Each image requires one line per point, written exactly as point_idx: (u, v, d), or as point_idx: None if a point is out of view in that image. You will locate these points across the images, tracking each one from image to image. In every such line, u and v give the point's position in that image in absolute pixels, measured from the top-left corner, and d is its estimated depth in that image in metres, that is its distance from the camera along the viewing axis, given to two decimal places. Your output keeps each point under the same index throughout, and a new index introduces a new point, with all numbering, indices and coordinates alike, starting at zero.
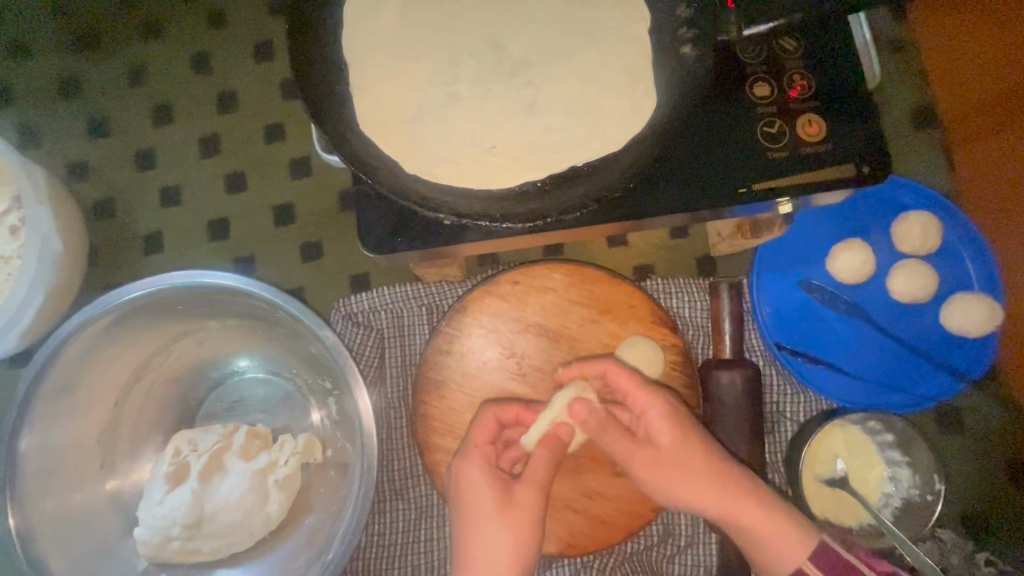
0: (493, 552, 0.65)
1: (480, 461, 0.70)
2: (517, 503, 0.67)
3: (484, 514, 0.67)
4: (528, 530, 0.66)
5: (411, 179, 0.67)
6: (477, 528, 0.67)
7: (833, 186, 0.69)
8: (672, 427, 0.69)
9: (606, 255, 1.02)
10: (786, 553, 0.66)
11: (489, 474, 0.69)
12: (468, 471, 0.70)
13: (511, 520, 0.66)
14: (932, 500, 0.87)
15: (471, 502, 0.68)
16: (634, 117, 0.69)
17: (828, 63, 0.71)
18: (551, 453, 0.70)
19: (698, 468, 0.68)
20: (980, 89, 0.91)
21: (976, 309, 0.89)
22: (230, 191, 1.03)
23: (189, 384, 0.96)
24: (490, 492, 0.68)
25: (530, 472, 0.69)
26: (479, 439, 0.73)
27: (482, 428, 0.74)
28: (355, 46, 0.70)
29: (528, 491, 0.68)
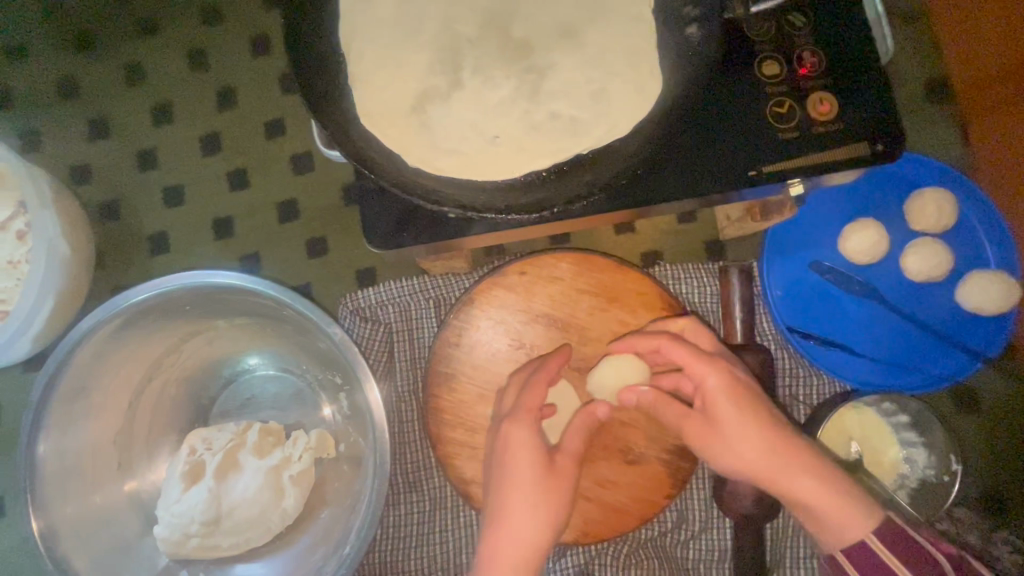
0: (534, 516, 0.66)
1: (531, 423, 0.70)
2: (557, 472, 0.69)
3: (530, 475, 0.68)
4: (563, 499, 0.68)
5: (414, 172, 0.66)
6: (519, 492, 0.67)
7: (845, 165, 0.67)
8: (731, 401, 0.67)
9: (613, 242, 1.01)
10: (850, 526, 0.63)
11: (536, 438, 0.69)
12: (518, 431, 0.70)
13: (552, 486, 0.68)
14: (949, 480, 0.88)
15: (519, 464, 0.68)
16: (641, 102, 0.66)
17: (838, 38, 0.69)
18: (586, 427, 0.72)
19: (763, 440, 0.65)
20: (994, 60, 0.89)
21: (993, 285, 0.87)
22: (233, 189, 1.02)
23: (200, 383, 0.96)
24: (536, 456, 0.68)
25: (569, 445, 0.72)
26: (531, 401, 0.72)
27: (534, 391, 0.72)
28: (352, 38, 0.68)
29: (565, 460, 0.71)
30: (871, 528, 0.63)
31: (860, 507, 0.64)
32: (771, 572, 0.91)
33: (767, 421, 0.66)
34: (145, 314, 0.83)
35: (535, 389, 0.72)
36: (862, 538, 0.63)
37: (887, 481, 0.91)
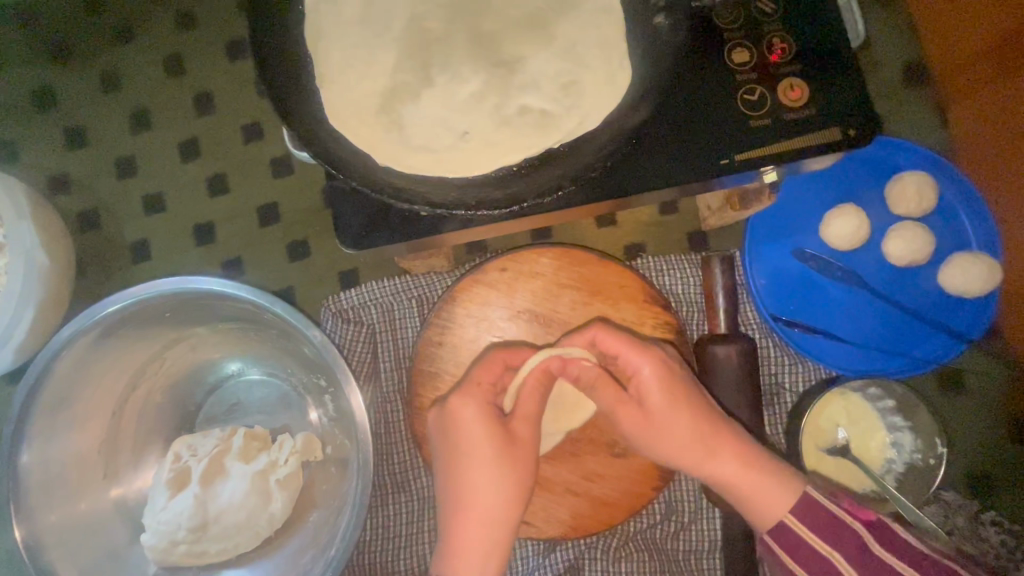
0: (495, 487, 0.68)
1: (480, 398, 0.70)
2: (514, 440, 0.70)
3: (483, 449, 0.68)
4: (525, 464, 0.70)
5: (384, 170, 0.65)
6: (475, 467, 0.68)
7: (818, 152, 0.66)
8: (665, 391, 0.70)
9: (596, 236, 1.01)
10: (770, 506, 0.66)
11: (488, 412, 0.70)
12: (467, 409, 0.70)
13: (510, 457, 0.69)
14: (934, 462, 0.87)
15: (469, 441, 0.69)
16: (611, 94, 0.66)
17: (806, 25, 0.69)
18: (541, 386, 0.72)
19: (675, 418, 0.69)
20: (970, 42, 0.88)
21: (976, 267, 0.87)
22: (212, 194, 1.02)
23: (186, 390, 0.96)
24: (489, 430, 0.69)
25: (523, 409, 0.71)
26: (481, 376, 0.72)
27: (485, 367, 0.73)
28: (319, 38, 0.67)
29: (522, 425, 0.71)
30: (789, 506, 0.66)
31: (777, 483, 0.67)
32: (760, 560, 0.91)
33: (681, 398, 0.70)
34: (125, 322, 0.82)
35: (486, 362, 0.74)
36: (782, 517, 0.66)
37: (875, 466, 0.91)
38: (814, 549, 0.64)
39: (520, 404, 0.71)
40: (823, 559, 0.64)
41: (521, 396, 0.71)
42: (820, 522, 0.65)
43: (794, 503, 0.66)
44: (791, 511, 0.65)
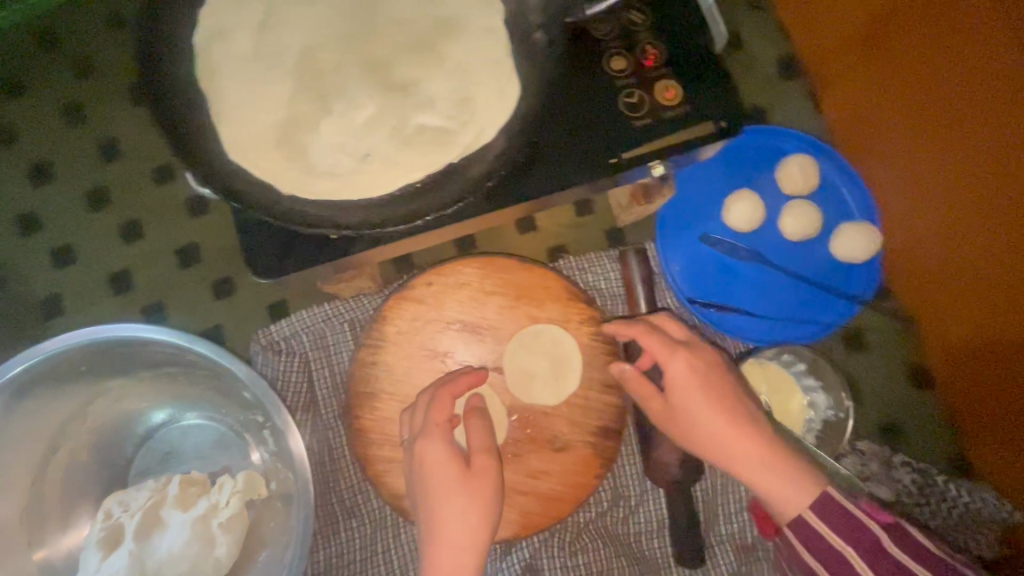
0: (463, 521, 0.68)
1: (438, 436, 0.72)
2: (475, 473, 0.70)
3: (447, 484, 0.69)
4: (491, 495, 0.70)
5: (290, 199, 0.67)
6: (444, 502, 0.69)
7: (696, 145, 0.73)
8: (698, 388, 0.74)
9: (519, 242, 1.05)
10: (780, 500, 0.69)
11: (451, 450, 0.71)
12: (430, 450, 0.71)
13: (473, 489, 0.69)
14: (844, 415, 0.96)
15: (435, 479, 0.70)
16: (502, 108, 0.70)
17: (674, 32, 0.76)
18: (483, 419, 0.75)
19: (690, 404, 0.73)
20: (832, 34, 0.99)
21: (858, 235, 0.96)
22: (127, 240, 1.00)
23: (113, 446, 0.91)
24: (451, 465, 0.70)
25: (476, 443, 0.73)
26: (438, 417, 0.74)
27: (439, 403, 0.75)
28: (212, 77, 0.69)
29: (481, 458, 0.71)
30: (808, 502, 0.68)
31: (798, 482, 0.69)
32: (706, 531, 0.96)
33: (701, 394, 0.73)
34: (41, 379, 0.82)
35: (439, 397, 0.75)
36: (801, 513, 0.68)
37: (798, 428, 0.98)
38: (830, 546, 0.66)
39: (472, 439, 0.73)
40: (842, 557, 0.66)
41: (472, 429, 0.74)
42: (838, 522, 0.66)
43: (812, 503, 0.68)
44: (809, 507, 0.68)
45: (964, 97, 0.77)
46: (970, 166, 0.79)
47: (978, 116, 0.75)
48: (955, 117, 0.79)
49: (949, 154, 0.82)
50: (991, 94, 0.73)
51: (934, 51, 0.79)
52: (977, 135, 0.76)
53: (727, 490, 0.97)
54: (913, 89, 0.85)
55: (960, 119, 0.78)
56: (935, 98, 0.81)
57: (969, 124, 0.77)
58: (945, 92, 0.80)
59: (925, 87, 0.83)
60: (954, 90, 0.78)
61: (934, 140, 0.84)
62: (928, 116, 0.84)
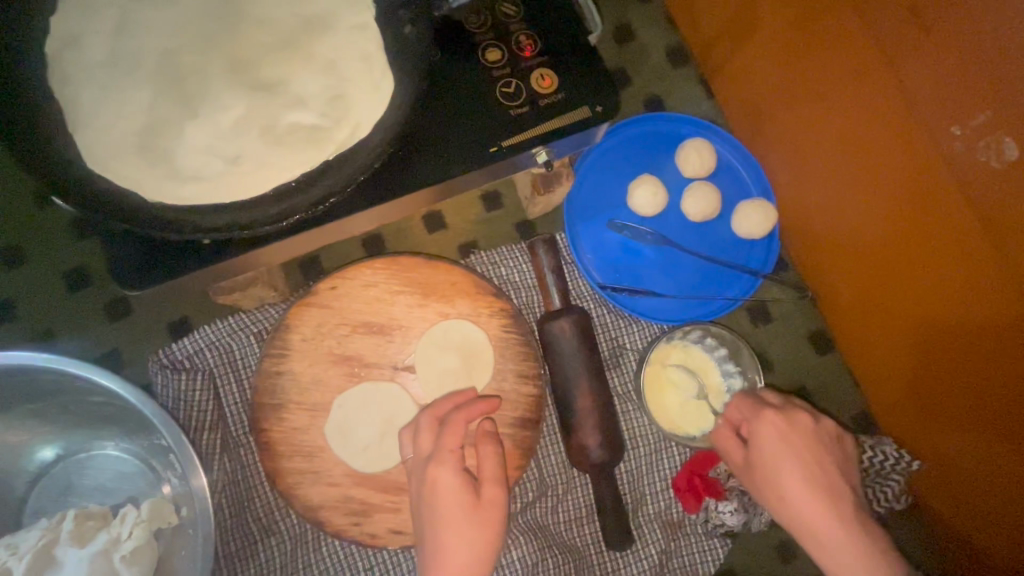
0: (467, 551, 0.69)
1: (453, 465, 0.71)
2: (483, 502, 0.71)
3: (457, 513, 0.70)
4: (496, 524, 0.71)
5: (157, 206, 0.64)
6: (451, 530, 0.69)
7: (576, 130, 0.74)
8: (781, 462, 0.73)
9: (430, 241, 1.04)
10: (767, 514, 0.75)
11: (463, 478, 0.71)
12: (443, 476, 0.71)
13: (480, 519, 0.70)
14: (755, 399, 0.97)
15: (445, 507, 0.70)
16: (377, 102, 0.70)
17: (548, 22, 0.78)
18: (494, 448, 0.74)
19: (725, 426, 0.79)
20: (715, 21, 1.03)
21: (754, 212, 1.00)
22: (9, 267, 0.94)
23: (0, 487, 0.85)
24: (462, 493, 0.70)
25: (486, 470, 0.73)
26: (451, 443, 0.73)
27: (452, 430, 0.73)
28: (64, 85, 0.66)
29: (489, 487, 0.72)
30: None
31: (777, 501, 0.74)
32: (632, 512, 0.97)
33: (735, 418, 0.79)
34: None
35: (451, 425, 0.74)
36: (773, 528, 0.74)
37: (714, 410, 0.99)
38: None
39: (482, 465, 0.73)
40: None
41: (481, 457, 0.73)
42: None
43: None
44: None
45: (825, 77, 0.83)
46: (838, 139, 0.86)
47: (838, 92, 0.82)
48: (822, 96, 0.86)
49: (820, 130, 0.89)
50: (845, 72, 0.80)
51: (795, 38, 0.86)
52: (839, 110, 0.83)
53: (651, 469, 0.99)
54: (784, 76, 0.92)
55: (826, 98, 0.85)
56: (803, 80, 0.88)
57: (833, 102, 0.84)
58: (809, 74, 0.86)
59: (793, 72, 0.90)
60: (816, 72, 0.85)
61: (807, 120, 0.91)
62: (801, 98, 0.90)
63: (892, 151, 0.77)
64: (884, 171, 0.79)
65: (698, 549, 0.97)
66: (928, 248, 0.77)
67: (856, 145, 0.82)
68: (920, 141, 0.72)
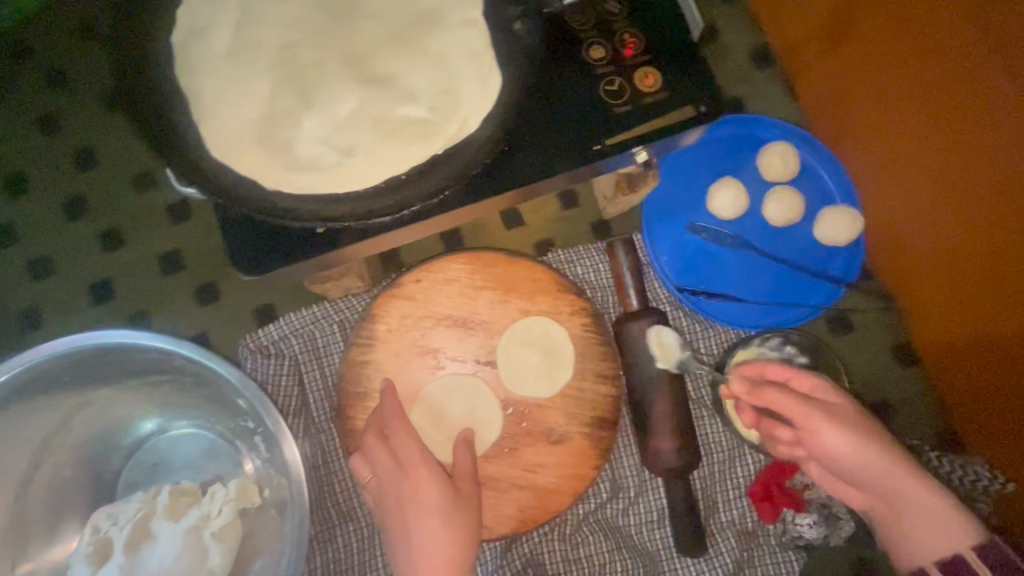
0: (451, 543, 0.74)
1: (427, 464, 0.78)
2: (461, 495, 0.78)
3: (438, 508, 0.75)
4: (473, 514, 0.77)
5: (274, 195, 0.66)
6: (432, 528, 0.74)
7: (679, 129, 0.73)
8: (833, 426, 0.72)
9: (507, 237, 1.05)
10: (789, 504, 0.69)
11: (440, 475, 0.78)
12: (425, 479, 0.77)
13: (461, 509, 0.77)
14: None
15: (426, 505, 0.76)
16: (485, 98, 0.71)
17: (651, 20, 0.77)
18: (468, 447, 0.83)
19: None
20: (800, 23, 1.01)
21: (840, 218, 0.98)
22: (108, 249, 0.98)
23: (100, 458, 0.89)
24: (440, 491, 0.76)
25: (461, 468, 0.80)
26: (413, 449, 0.79)
27: (411, 438, 0.80)
28: (188, 76, 0.68)
29: (465, 481, 0.79)
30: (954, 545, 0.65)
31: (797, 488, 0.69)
32: (705, 518, 0.96)
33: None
34: (19, 393, 0.78)
35: (405, 433, 0.80)
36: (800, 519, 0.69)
37: None
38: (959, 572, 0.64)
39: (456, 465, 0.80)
40: None
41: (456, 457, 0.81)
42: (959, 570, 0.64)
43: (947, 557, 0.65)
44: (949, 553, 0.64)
45: (922, 81, 0.81)
46: (932, 145, 0.83)
47: (937, 98, 0.79)
48: (916, 100, 0.83)
49: (912, 134, 0.86)
50: (945, 76, 0.77)
51: (890, 38, 0.83)
52: (936, 116, 0.80)
53: (724, 476, 0.98)
54: (874, 77, 0.89)
55: (921, 101, 0.82)
56: (897, 83, 0.85)
57: (929, 106, 0.81)
58: (903, 77, 0.84)
59: (885, 74, 0.87)
60: (912, 75, 0.82)
61: (897, 123, 0.88)
62: (892, 101, 0.88)
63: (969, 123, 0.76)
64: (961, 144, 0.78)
65: (772, 561, 0.95)
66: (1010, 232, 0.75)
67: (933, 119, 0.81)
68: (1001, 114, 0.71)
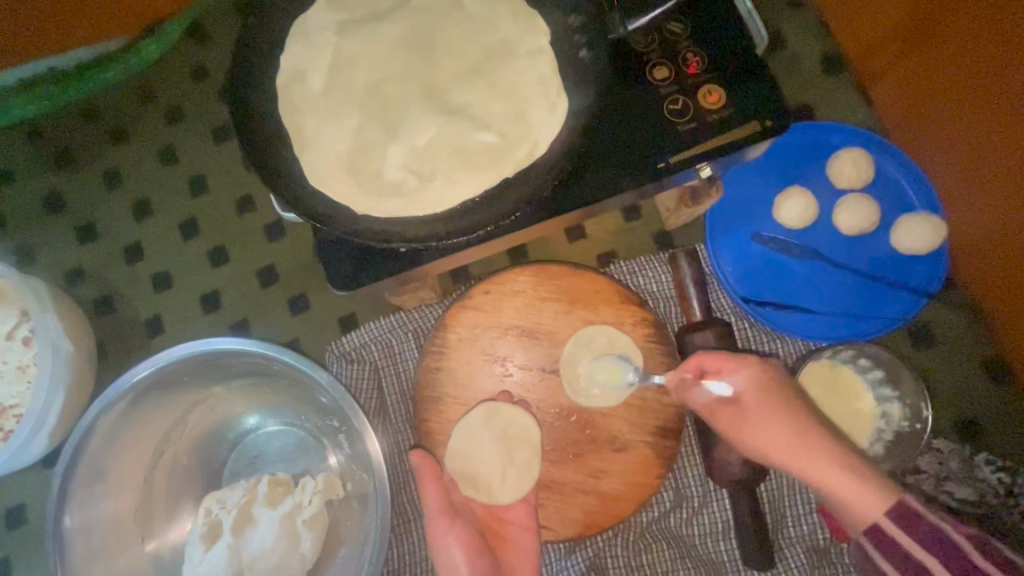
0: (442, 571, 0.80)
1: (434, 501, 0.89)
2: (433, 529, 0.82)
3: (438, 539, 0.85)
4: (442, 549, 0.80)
5: (364, 217, 0.74)
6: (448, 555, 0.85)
7: (743, 144, 0.74)
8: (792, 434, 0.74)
9: (569, 250, 1.09)
10: (857, 501, 0.67)
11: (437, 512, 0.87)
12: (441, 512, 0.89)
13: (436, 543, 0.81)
14: (920, 428, 0.92)
15: None
16: (554, 122, 0.76)
17: (714, 38, 0.78)
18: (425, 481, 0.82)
19: (764, 416, 0.76)
20: (874, 26, 0.98)
21: (920, 226, 0.94)
22: (215, 265, 1.11)
23: (209, 449, 1.01)
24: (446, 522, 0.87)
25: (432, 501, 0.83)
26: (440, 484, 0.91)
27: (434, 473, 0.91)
28: (291, 113, 0.77)
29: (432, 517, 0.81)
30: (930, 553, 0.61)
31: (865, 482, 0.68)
32: (773, 532, 0.95)
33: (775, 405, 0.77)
34: (150, 390, 0.89)
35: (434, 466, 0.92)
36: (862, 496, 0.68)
37: (865, 433, 0.95)
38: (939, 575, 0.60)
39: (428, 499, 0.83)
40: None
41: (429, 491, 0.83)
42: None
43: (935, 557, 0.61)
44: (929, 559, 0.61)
45: (929, 28, 0.85)
46: (1008, 145, 0.80)
47: (1016, 100, 0.76)
48: (921, 46, 0.89)
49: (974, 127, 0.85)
50: (997, 69, 0.77)
51: (977, 35, 0.78)
52: (960, 65, 0.83)
53: (795, 491, 0.96)
54: (900, 40, 0.93)
55: (935, 45, 0.86)
56: (985, 84, 0.80)
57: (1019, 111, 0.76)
58: (929, 39, 0.87)
59: (969, 75, 0.82)
60: (949, 51, 0.84)
61: (924, 75, 0.91)
62: (937, 83, 0.89)
63: (938, 47, 0.85)
64: (942, 69, 0.87)
65: None
66: (999, 115, 0.79)
67: (918, 63, 0.91)
68: (949, 25, 0.81)
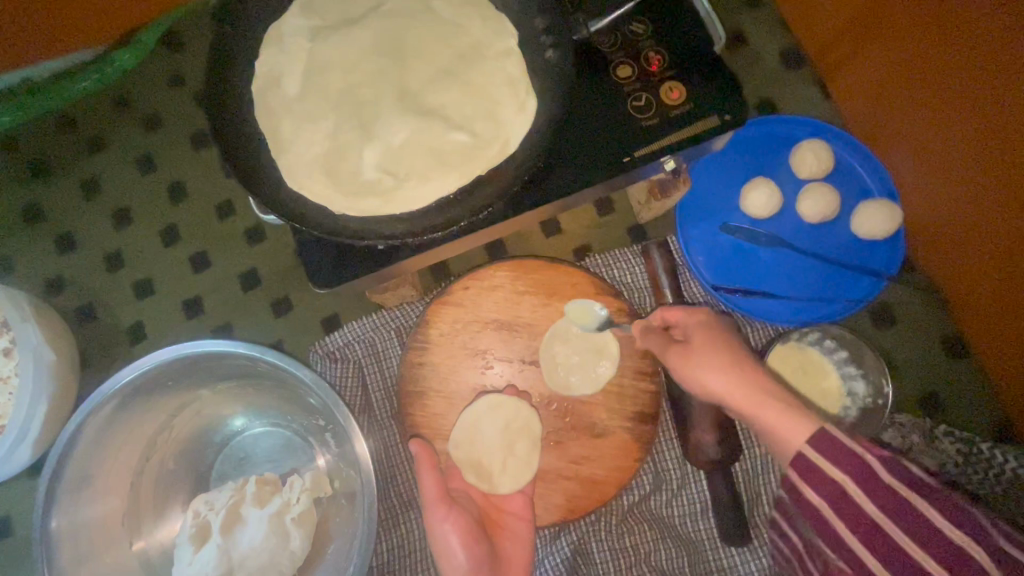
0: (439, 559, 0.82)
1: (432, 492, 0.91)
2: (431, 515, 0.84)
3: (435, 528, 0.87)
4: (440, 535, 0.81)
5: (342, 217, 0.76)
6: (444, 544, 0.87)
7: (703, 138, 0.78)
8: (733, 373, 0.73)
9: (546, 245, 1.12)
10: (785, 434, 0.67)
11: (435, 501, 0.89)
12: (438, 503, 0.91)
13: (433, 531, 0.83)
14: (883, 404, 0.97)
15: None
16: (524, 121, 0.79)
17: (674, 36, 0.82)
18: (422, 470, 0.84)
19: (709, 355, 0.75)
20: (828, 23, 1.03)
21: (878, 212, 0.98)
22: (196, 269, 1.12)
23: (195, 453, 1.02)
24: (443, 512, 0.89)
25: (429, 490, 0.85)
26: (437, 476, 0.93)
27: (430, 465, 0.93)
28: (268, 118, 0.79)
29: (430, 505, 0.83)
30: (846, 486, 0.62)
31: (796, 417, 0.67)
32: (749, 509, 0.99)
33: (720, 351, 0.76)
34: (135, 394, 0.90)
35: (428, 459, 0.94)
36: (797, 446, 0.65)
37: (834, 411, 0.99)
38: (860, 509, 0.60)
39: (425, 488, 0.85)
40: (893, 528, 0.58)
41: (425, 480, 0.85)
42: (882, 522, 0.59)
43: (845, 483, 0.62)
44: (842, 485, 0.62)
45: (866, 22, 0.93)
46: (945, 116, 0.85)
47: (946, 72, 0.82)
48: (863, 40, 0.96)
49: (915, 107, 0.91)
50: (925, 48, 0.83)
51: (935, 32, 0.80)
52: (895, 51, 0.90)
53: (769, 470, 1.00)
54: (847, 37, 1.00)
55: (873, 37, 0.93)
56: (938, 77, 0.84)
57: (972, 102, 0.80)
58: (869, 32, 0.94)
59: (904, 60, 0.89)
60: (886, 41, 0.91)
61: (870, 67, 0.98)
62: (881, 72, 0.95)
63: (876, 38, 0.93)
64: (882, 58, 0.94)
65: None
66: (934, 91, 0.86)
67: (863, 56, 0.98)
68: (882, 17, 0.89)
